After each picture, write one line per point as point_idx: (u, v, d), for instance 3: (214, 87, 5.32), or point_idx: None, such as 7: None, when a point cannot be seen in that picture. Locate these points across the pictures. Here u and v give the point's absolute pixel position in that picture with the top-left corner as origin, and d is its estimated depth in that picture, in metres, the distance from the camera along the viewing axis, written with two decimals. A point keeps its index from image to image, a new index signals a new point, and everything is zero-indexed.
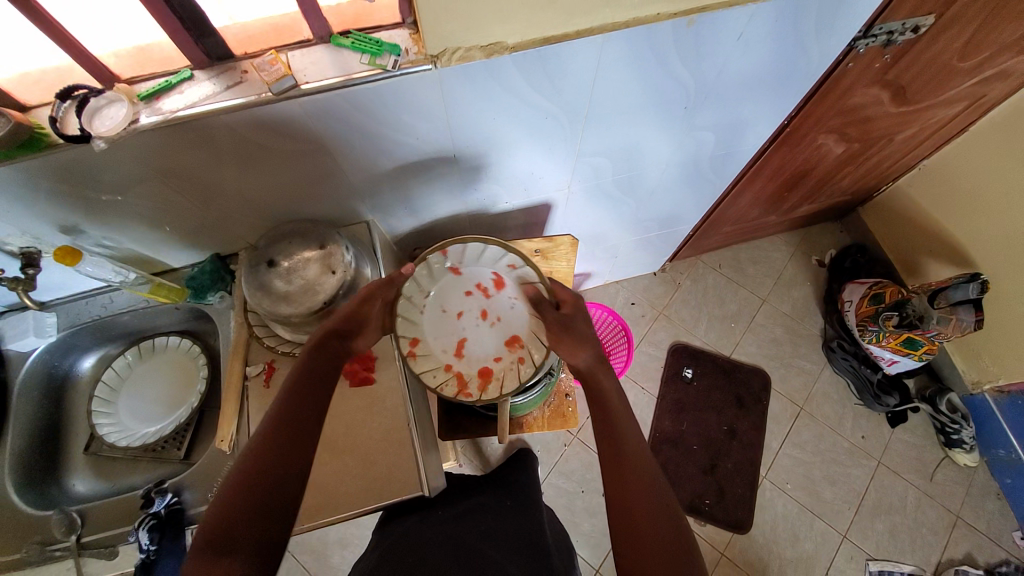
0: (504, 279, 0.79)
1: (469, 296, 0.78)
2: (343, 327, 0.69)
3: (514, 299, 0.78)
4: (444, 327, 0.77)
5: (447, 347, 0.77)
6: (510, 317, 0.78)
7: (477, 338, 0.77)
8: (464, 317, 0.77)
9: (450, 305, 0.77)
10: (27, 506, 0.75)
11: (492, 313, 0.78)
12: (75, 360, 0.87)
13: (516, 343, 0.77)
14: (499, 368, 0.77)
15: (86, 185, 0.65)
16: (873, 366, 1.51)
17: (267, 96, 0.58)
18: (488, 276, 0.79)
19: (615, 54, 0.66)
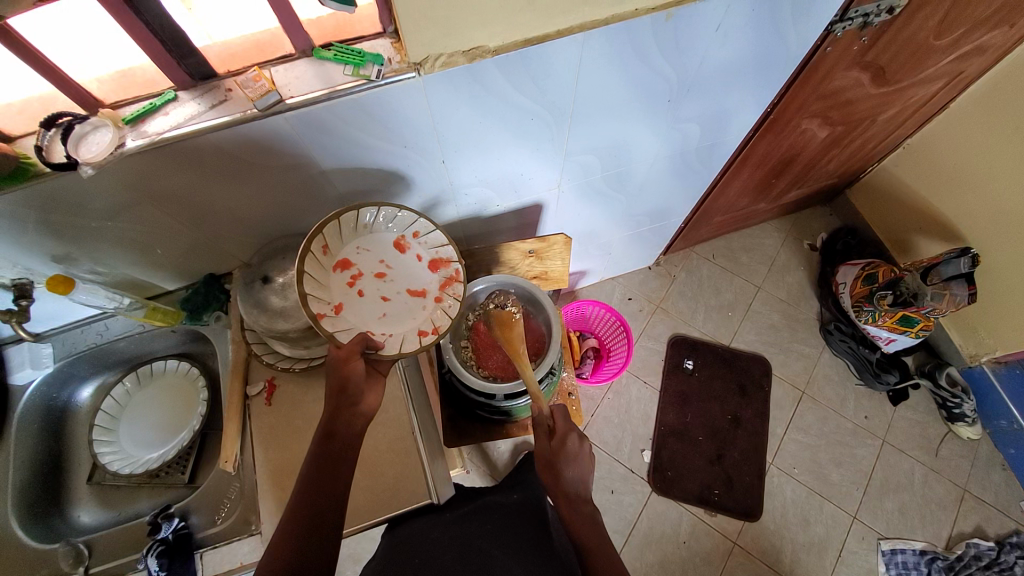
0: (338, 256, 0.69)
1: (359, 291, 0.69)
2: (337, 394, 0.65)
3: (356, 245, 0.71)
4: (393, 313, 0.70)
5: (408, 311, 0.71)
6: (376, 248, 0.72)
7: (392, 285, 0.71)
8: (378, 289, 0.70)
9: (375, 310, 0.69)
10: (31, 540, 0.74)
11: (376, 269, 0.71)
12: (74, 391, 0.86)
13: (401, 245, 0.73)
14: (430, 250, 0.74)
15: (74, 213, 0.65)
16: (871, 346, 1.52)
17: (252, 112, 0.58)
18: (340, 273, 0.69)
19: (596, 51, 0.66)
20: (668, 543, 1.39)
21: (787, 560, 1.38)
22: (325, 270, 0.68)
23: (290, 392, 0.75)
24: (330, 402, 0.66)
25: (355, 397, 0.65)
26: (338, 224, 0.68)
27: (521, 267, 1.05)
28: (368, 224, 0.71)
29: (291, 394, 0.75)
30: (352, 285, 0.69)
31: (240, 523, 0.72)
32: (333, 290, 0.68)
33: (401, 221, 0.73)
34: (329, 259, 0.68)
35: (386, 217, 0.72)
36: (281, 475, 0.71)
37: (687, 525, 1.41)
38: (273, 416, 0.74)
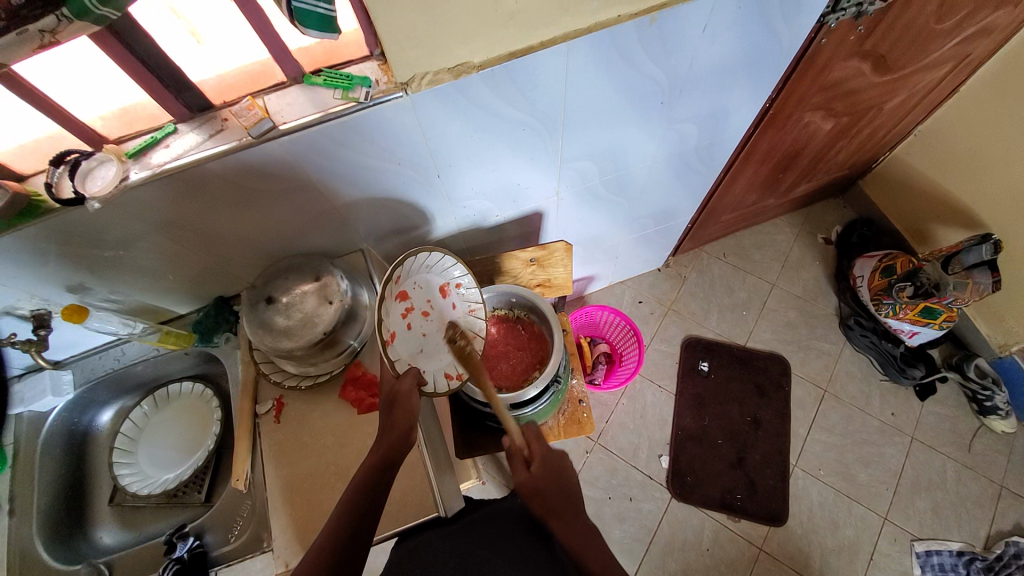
0: (401, 286, 0.73)
1: (409, 325, 0.73)
2: (398, 430, 0.66)
3: (416, 280, 0.75)
4: (432, 350, 0.75)
5: (441, 354, 0.75)
6: (427, 288, 0.76)
7: (436, 325, 0.76)
8: (425, 327, 0.75)
9: (416, 345, 0.74)
10: (56, 562, 0.76)
11: (425, 306, 0.76)
12: (94, 416, 0.90)
13: (444, 291, 0.78)
14: (465, 302, 0.80)
15: (86, 244, 0.67)
16: (894, 340, 1.47)
17: (247, 140, 0.60)
18: (398, 304, 0.73)
19: (582, 60, 0.67)
20: (691, 550, 1.36)
21: (817, 565, 1.34)
22: (388, 300, 0.71)
23: (298, 409, 0.77)
24: (384, 436, 0.67)
25: (405, 431, 0.66)
26: (408, 261, 0.73)
27: (523, 276, 1.05)
28: (426, 264, 0.76)
29: (299, 412, 0.77)
30: (408, 318, 0.73)
31: (253, 540, 0.73)
32: (388, 318, 0.71)
33: (448, 269, 0.79)
34: (395, 287, 0.72)
35: (437, 262, 0.78)
36: (291, 494, 0.72)
37: (710, 531, 1.38)
38: (281, 434, 0.75)
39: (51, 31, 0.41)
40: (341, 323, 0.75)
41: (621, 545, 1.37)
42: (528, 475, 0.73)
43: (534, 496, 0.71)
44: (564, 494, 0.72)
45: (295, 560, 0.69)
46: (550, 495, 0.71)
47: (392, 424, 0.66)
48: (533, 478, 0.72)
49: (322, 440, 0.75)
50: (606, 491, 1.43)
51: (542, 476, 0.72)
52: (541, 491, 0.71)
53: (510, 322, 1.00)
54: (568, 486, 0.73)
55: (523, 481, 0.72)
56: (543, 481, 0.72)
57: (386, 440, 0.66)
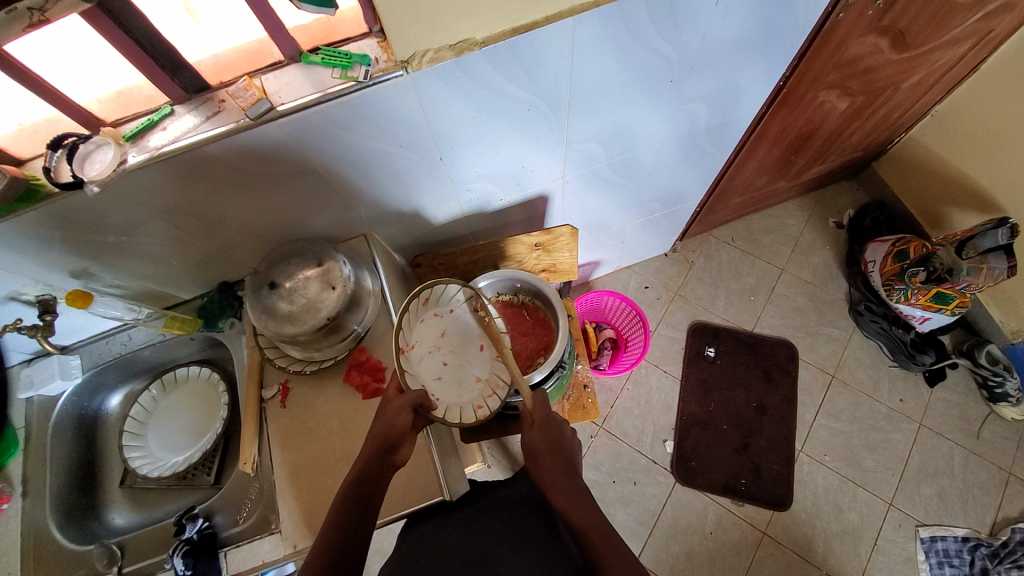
0: (431, 312, 0.73)
1: (433, 349, 0.71)
2: (382, 441, 0.65)
3: (446, 310, 0.73)
4: (450, 381, 0.70)
5: (462, 390, 0.70)
6: (456, 318, 0.73)
7: (462, 358, 0.71)
8: (448, 356, 0.71)
9: (435, 371, 0.71)
10: (68, 542, 0.78)
11: (448, 336, 0.72)
12: (103, 400, 0.90)
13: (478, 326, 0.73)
14: (496, 342, 0.72)
15: (90, 229, 0.67)
16: (904, 326, 1.45)
17: (245, 121, 0.59)
18: (426, 328, 0.72)
19: (588, 37, 0.64)
20: (695, 534, 1.37)
21: (820, 550, 1.34)
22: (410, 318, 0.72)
23: (304, 393, 0.77)
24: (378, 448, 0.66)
25: (395, 444, 0.65)
26: (436, 286, 0.73)
27: (528, 261, 1.04)
28: (456, 295, 0.74)
29: (304, 396, 0.77)
30: (433, 343, 0.71)
31: (262, 522, 0.73)
32: (412, 337, 0.71)
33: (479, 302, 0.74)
34: (422, 307, 0.72)
35: (468, 296, 0.74)
36: (298, 477, 0.72)
37: (714, 515, 1.39)
38: (287, 418, 0.76)
39: (40, 9, 0.41)
40: (344, 308, 0.75)
41: (625, 529, 1.38)
42: (530, 436, 0.73)
43: (533, 457, 0.72)
44: (559, 454, 0.72)
45: (303, 541, 0.69)
46: (547, 457, 0.71)
47: (380, 434, 0.65)
48: (531, 440, 0.73)
49: (328, 425, 0.75)
50: (610, 476, 1.44)
51: (540, 437, 0.72)
52: (537, 452, 0.72)
53: (514, 308, 0.99)
54: (563, 449, 0.73)
55: (527, 442, 0.74)
56: (539, 443, 0.72)
57: (374, 444, 0.66)
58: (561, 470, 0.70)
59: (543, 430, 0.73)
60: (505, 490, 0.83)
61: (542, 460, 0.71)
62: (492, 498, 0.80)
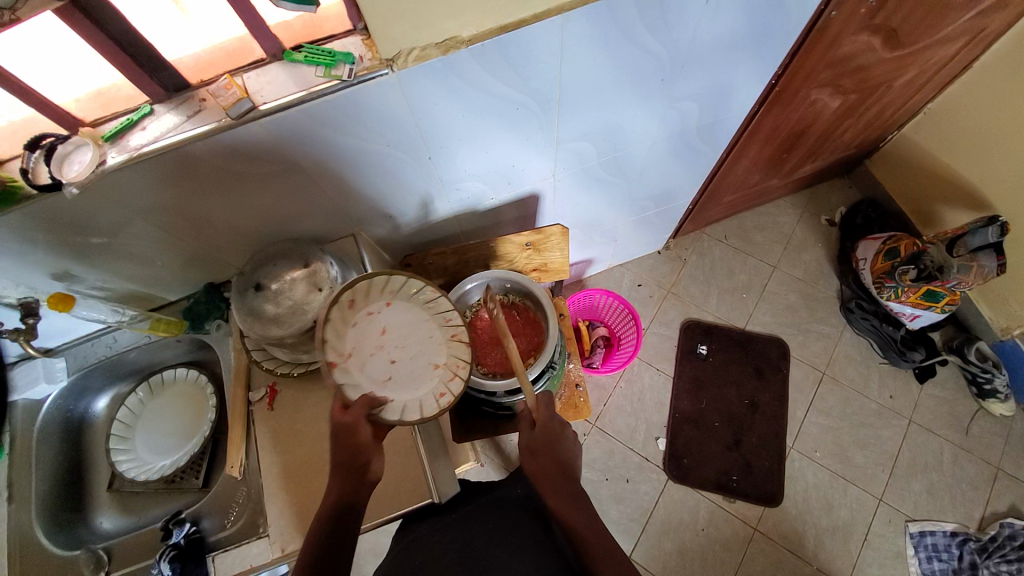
0: (359, 312, 0.63)
1: (372, 351, 0.63)
2: (349, 467, 0.63)
3: (377, 304, 0.64)
4: (403, 377, 0.63)
5: (420, 382, 0.63)
6: (391, 311, 0.65)
7: (409, 354, 0.64)
8: (393, 352, 0.63)
9: (382, 370, 0.63)
10: (55, 547, 0.77)
11: (387, 332, 0.64)
12: (90, 402, 0.89)
13: (418, 313, 0.65)
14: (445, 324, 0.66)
15: (72, 231, 0.66)
16: (895, 324, 1.47)
17: (226, 121, 0.58)
18: (358, 329, 0.63)
19: (578, 34, 0.64)
20: (687, 530, 1.38)
21: (811, 545, 1.36)
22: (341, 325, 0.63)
23: (292, 395, 0.76)
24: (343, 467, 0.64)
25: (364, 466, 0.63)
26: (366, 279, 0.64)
27: (519, 260, 1.03)
28: (388, 284, 0.65)
29: (293, 398, 0.76)
30: (373, 342, 0.63)
31: (249, 526, 0.73)
32: (344, 346, 0.62)
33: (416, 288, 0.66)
34: (349, 309, 0.63)
35: (403, 283, 0.66)
36: (286, 481, 0.72)
37: (706, 512, 1.39)
38: (275, 420, 0.75)
39: None
40: None
41: (617, 526, 1.39)
42: (531, 437, 0.70)
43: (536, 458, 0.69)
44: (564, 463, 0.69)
45: (292, 544, 0.69)
46: (550, 462, 0.68)
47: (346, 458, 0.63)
48: (533, 441, 0.69)
49: (317, 427, 0.74)
50: (603, 473, 1.44)
51: (540, 441, 0.69)
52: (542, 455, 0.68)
53: (504, 308, 0.97)
54: (569, 458, 0.70)
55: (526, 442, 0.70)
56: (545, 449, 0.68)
57: (345, 465, 0.64)
58: (565, 479, 0.68)
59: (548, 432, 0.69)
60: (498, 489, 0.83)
61: (543, 466, 0.68)
62: (486, 496, 0.80)
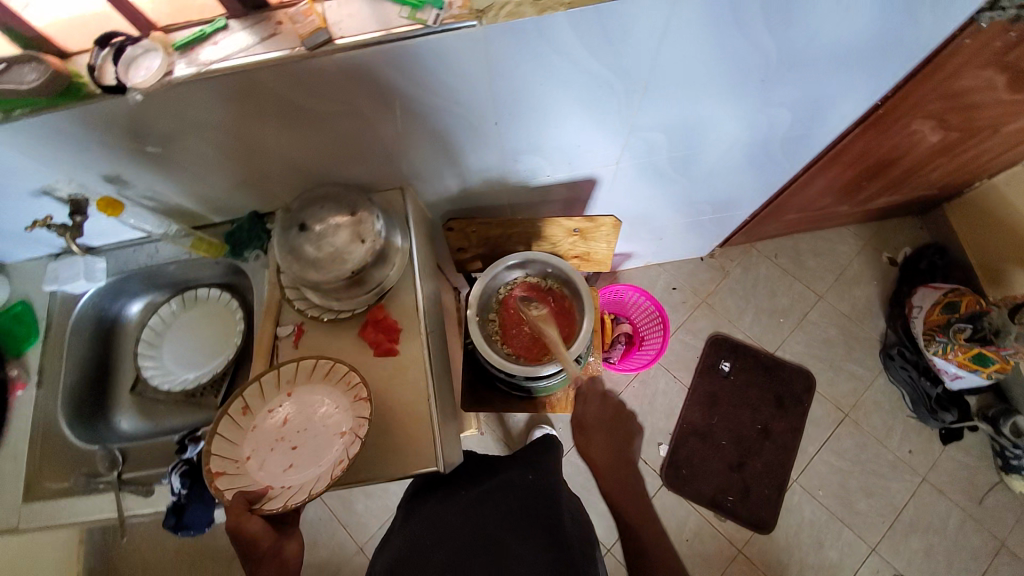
0: (255, 414, 0.68)
1: (271, 447, 0.66)
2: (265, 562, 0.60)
3: (275, 405, 0.68)
4: (305, 459, 0.65)
5: (324, 455, 0.66)
6: (286, 403, 0.68)
7: (309, 435, 0.67)
8: (293, 440, 0.67)
9: (283, 461, 0.65)
10: (76, 438, 0.81)
11: (283, 425, 0.67)
12: (124, 305, 0.91)
13: (311, 397, 0.69)
14: (342, 395, 0.69)
15: (129, 137, 0.65)
16: (934, 379, 1.39)
17: (300, 50, 0.55)
18: (254, 432, 0.67)
19: (687, 17, 0.58)
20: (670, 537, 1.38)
21: None
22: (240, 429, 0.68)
23: (317, 339, 0.75)
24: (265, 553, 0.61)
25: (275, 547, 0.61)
26: (265, 380, 0.69)
27: (563, 245, 1.00)
28: (286, 376, 0.69)
29: (317, 342, 0.75)
30: (273, 438, 0.67)
31: None
32: (244, 446, 0.66)
33: (316, 369, 0.70)
34: (244, 416, 0.67)
35: (304, 368, 0.70)
36: None
37: (693, 524, 1.39)
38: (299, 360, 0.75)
39: None
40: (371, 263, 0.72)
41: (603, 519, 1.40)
42: (582, 410, 0.85)
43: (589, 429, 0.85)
44: (618, 421, 0.86)
45: None
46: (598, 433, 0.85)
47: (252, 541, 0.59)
48: (586, 412, 0.85)
49: None
50: None
51: (595, 412, 0.85)
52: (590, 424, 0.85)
53: (539, 292, 0.93)
54: (617, 421, 0.86)
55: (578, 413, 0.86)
56: (593, 418, 0.85)
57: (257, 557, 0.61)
58: (614, 438, 0.85)
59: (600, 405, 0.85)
60: (510, 471, 0.81)
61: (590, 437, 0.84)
62: (497, 479, 0.79)
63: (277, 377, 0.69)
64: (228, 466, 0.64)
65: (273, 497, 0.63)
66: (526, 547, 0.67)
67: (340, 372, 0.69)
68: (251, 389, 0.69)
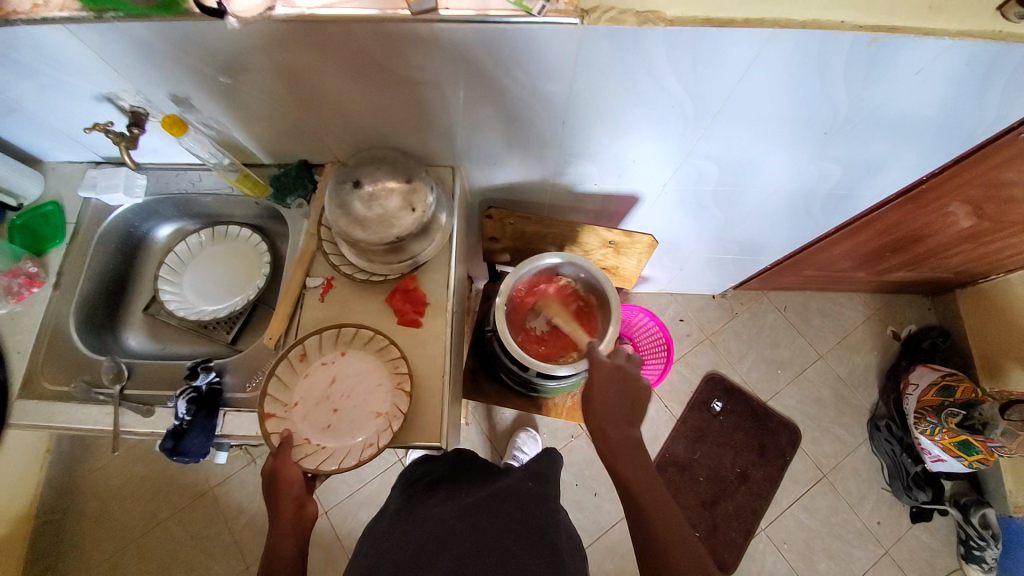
0: (309, 365, 0.71)
1: (316, 401, 0.69)
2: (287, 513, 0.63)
3: (328, 360, 0.71)
4: (342, 427, 0.68)
5: (359, 428, 0.68)
6: (337, 365, 0.71)
7: (352, 404, 0.69)
8: (336, 402, 0.69)
9: (323, 420, 0.68)
10: (83, 346, 0.80)
11: (330, 385, 0.70)
12: (154, 227, 0.91)
13: (361, 367, 0.71)
14: (389, 377, 0.71)
15: (208, 62, 0.65)
16: (915, 458, 1.42)
17: (404, 13, 0.56)
18: (304, 383, 0.70)
19: (777, 56, 0.60)
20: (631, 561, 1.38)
21: None
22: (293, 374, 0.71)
23: (344, 296, 0.76)
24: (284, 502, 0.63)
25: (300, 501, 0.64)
26: (324, 336, 0.72)
27: (594, 254, 1.01)
28: (342, 339, 0.72)
29: (344, 299, 0.76)
30: (320, 393, 0.69)
31: None
32: (293, 393, 0.69)
33: (371, 342, 0.72)
34: (300, 364, 0.71)
35: (360, 338, 0.72)
36: None
37: None
38: (321, 314, 0.75)
39: None
40: (414, 233, 0.73)
41: None
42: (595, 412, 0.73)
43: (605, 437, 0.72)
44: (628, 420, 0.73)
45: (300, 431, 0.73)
46: (615, 437, 0.71)
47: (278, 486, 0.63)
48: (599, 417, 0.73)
49: None
50: (574, 478, 1.45)
51: (611, 407, 0.73)
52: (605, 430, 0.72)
53: (567, 296, 0.93)
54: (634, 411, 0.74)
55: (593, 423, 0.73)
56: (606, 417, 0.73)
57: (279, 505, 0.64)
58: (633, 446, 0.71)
59: (611, 400, 0.74)
60: (515, 475, 0.82)
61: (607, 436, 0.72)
62: (502, 481, 0.80)
63: (336, 337, 0.72)
64: (278, 408, 0.68)
65: (310, 453, 0.66)
66: (530, 553, 0.66)
67: (393, 352, 0.71)
68: (317, 339, 0.72)
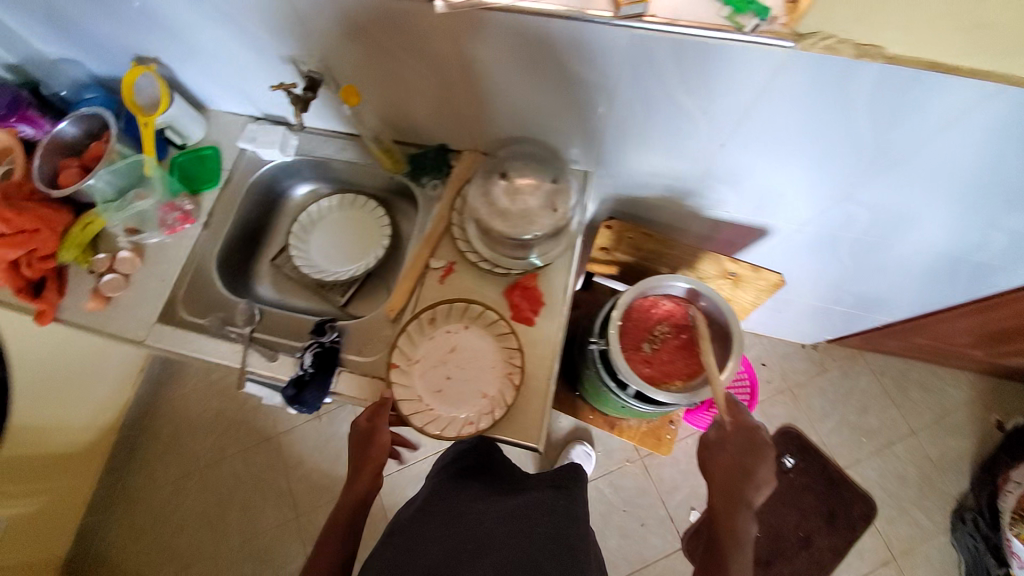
0: (436, 327, 0.73)
1: (434, 363, 0.71)
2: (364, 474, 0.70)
3: (454, 329, 0.73)
4: (451, 397, 0.70)
5: (465, 403, 0.70)
6: (460, 337, 0.73)
7: (465, 378, 0.71)
8: (450, 371, 0.71)
9: (435, 385, 0.70)
10: (219, 284, 0.86)
11: (449, 354, 0.72)
12: (291, 185, 0.97)
13: (481, 346, 0.72)
14: (502, 362, 0.71)
15: (396, 40, 0.68)
16: (1002, 561, 1.28)
17: (613, 15, 0.55)
18: (427, 345, 0.72)
19: (993, 112, 0.55)
20: None
21: None
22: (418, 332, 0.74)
23: (466, 282, 0.77)
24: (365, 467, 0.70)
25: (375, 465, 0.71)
26: (454, 306, 0.74)
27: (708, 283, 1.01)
28: (469, 313, 0.74)
29: (466, 285, 0.77)
30: (439, 356, 0.71)
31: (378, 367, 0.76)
32: (416, 350, 0.72)
33: (494, 323, 0.73)
34: (427, 326, 0.73)
35: (484, 316, 0.74)
36: None
37: None
38: (442, 295, 0.77)
39: None
40: (547, 235, 0.74)
41: (610, 555, 1.36)
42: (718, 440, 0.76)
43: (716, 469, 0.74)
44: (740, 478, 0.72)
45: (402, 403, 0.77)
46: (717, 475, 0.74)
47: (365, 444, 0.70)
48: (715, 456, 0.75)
49: None
50: (624, 503, 1.41)
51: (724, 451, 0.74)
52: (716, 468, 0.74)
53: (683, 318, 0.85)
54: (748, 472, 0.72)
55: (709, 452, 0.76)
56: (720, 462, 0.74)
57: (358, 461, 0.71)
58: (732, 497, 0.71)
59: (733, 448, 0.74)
60: (538, 486, 0.73)
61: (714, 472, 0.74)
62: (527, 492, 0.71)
63: (466, 309, 0.74)
64: (401, 360, 0.71)
65: (419, 412, 0.69)
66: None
67: (512, 339, 0.72)
68: (449, 306, 0.74)
